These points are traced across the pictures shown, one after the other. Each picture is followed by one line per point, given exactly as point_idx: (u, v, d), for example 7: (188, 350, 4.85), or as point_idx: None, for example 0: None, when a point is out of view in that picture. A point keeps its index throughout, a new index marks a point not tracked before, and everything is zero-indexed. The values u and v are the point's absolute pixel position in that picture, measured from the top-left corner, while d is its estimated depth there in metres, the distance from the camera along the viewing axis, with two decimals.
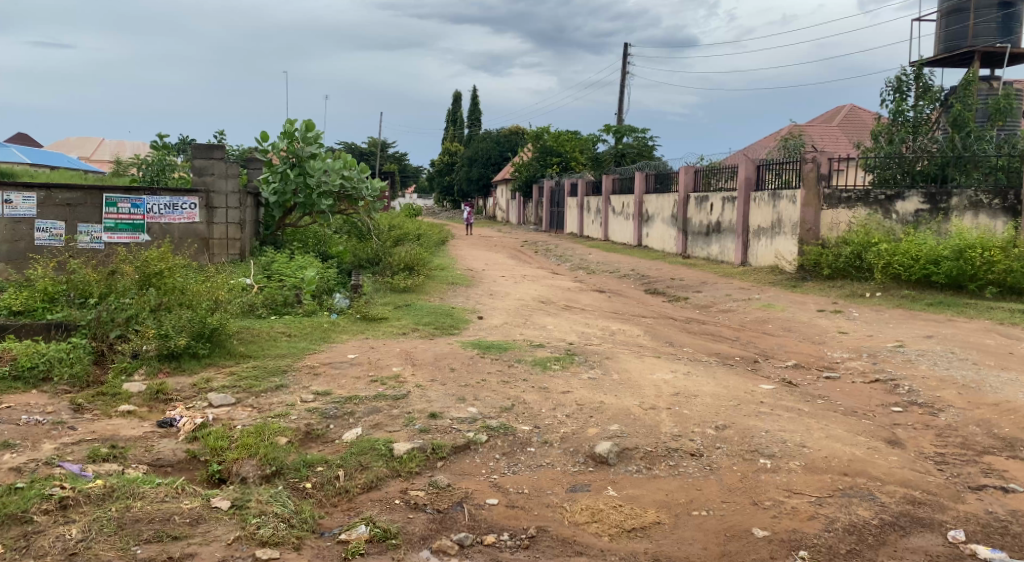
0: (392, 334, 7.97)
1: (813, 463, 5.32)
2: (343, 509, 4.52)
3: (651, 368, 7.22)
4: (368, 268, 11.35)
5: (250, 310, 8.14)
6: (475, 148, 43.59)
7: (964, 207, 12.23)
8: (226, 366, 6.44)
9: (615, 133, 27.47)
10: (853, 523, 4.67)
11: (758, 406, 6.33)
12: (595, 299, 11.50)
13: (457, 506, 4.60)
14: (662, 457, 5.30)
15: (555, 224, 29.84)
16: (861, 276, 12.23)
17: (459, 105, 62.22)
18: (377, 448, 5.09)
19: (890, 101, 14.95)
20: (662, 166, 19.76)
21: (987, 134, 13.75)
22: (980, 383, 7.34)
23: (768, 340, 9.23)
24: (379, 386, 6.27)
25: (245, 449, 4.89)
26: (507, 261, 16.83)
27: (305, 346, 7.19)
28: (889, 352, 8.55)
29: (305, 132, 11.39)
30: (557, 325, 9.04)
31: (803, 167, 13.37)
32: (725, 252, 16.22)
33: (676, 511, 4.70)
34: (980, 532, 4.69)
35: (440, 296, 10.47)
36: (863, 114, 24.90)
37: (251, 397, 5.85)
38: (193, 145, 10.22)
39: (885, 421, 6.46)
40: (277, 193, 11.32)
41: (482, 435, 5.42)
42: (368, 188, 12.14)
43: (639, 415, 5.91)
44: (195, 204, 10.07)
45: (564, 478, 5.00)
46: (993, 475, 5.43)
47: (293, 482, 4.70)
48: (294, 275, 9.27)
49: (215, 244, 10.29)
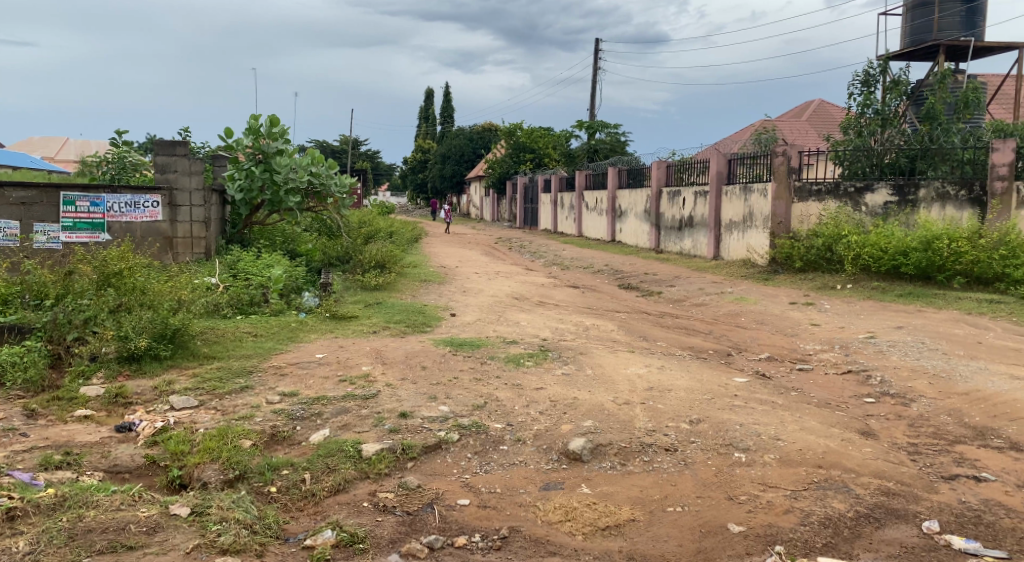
0: (362, 333, 7.81)
1: (788, 456, 5.27)
2: (309, 513, 4.38)
3: (625, 363, 7.15)
4: (339, 266, 11.24)
5: (215, 310, 7.96)
6: (447, 145, 43.34)
7: (931, 199, 12.32)
8: (189, 368, 6.25)
9: (587, 129, 27.45)
10: (828, 516, 4.63)
11: (732, 400, 6.27)
12: (568, 295, 11.44)
13: (428, 507, 4.49)
14: (637, 453, 5.22)
15: (529, 221, 29.77)
16: (832, 269, 12.28)
17: (431, 102, 61.88)
18: (345, 450, 4.95)
19: (859, 93, 14.94)
20: (635, 161, 19.68)
21: (955, 127, 13.76)
22: (950, 372, 7.37)
23: (741, 333, 9.21)
24: (348, 385, 6.13)
25: (207, 453, 4.75)
26: (481, 257, 16.75)
27: (272, 346, 7.02)
28: (861, 343, 8.57)
29: (270, 128, 11.12)
30: (531, 321, 8.95)
31: (774, 161, 13.39)
32: (698, 247, 16.22)
33: (650, 508, 4.62)
34: (954, 522, 4.66)
35: (412, 294, 10.31)
36: (832, 109, 25.01)
37: (215, 399, 5.69)
38: (155, 142, 9.97)
39: (858, 412, 6.44)
40: (243, 190, 11.10)
41: (454, 434, 5.30)
42: (338, 183, 11.72)
43: (613, 410, 5.83)
44: (158, 202, 9.84)
45: (537, 476, 4.90)
46: (965, 464, 5.42)
47: (256, 487, 4.56)
48: (260, 274, 9.03)
49: (179, 244, 9.99)
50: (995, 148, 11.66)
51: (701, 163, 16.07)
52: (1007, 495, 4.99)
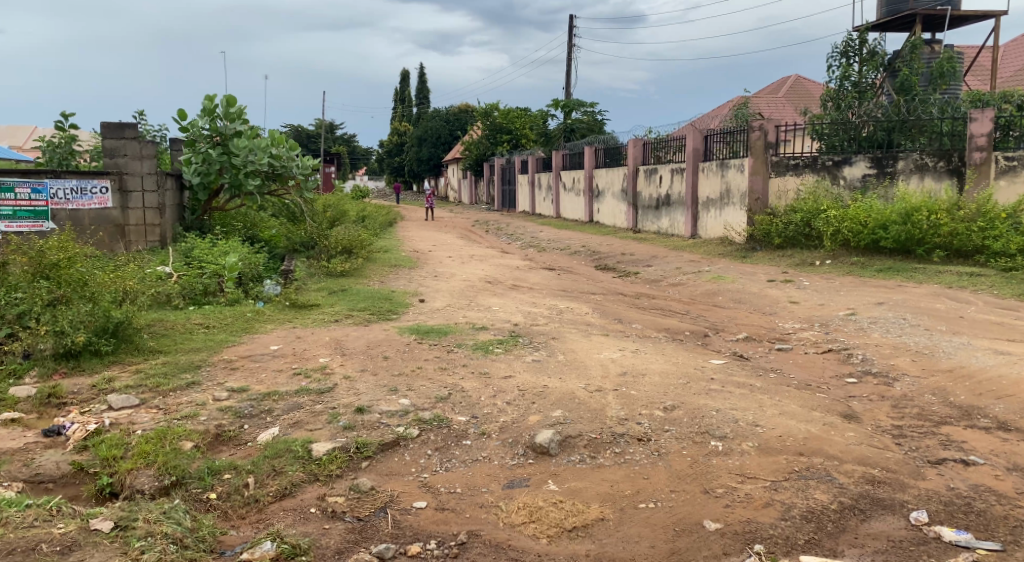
0: (322, 322, 7.46)
1: (768, 444, 4.97)
2: (251, 522, 4.05)
3: (598, 348, 6.83)
4: (303, 252, 10.92)
5: (166, 302, 7.58)
6: (423, 128, 42.74)
7: (910, 171, 12.03)
8: (133, 363, 5.88)
9: (564, 107, 27.05)
10: (811, 509, 4.34)
11: (708, 384, 5.96)
12: (543, 277, 11.10)
13: (381, 512, 4.17)
14: (608, 444, 4.90)
15: (507, 203, 29.40)
16: (811, 245, 12.07)
17: (406, 85, 60.94)
18: (293, 450, 4.60)
19: (837, 66, 14.67)
20: (612, 140, 19.33)
21: (934, 97, 13.39)
22: (934, 348, 7.11)
23: (719, 313, 8.91)
24: (303, 379, 5.76)
25: (141, 458, 4.38)
26: (456, 241, 16.34)
27: (224, 339, 6.62)
28: (841, 320, 8.29)
29: (227, 108, 10.68)
30: (502, 306, 8.61)
31: (751, 135, 13.08)
32: (675, 225, 15.92)
33: (621, 505, 4.32)
34: (943, 512, 4.39)
35: (380, 280, 9.92)
36: (809, 85, 24.62)
37: (158, 397, 5.31)
38: (103, 124, 9.53)
39: (840, 394, 6.17)
40: (201, 174, 10.70)
41: (413, 429, 4.96)
42: (300, 164, 11.21)
43: (583, 399, 5.51)
44: (107, 187, 9.43)
45: (500, 473, 4.58)
46: (952, 447, 5.15)
47: (194, 494, 4.21)
48: (216, 261, 8.61)
49: (131, 231, 9.64)
50: (972, 118, 11.35)
51: (677, 140, 15.72)
52: (998, 480, 4.73)
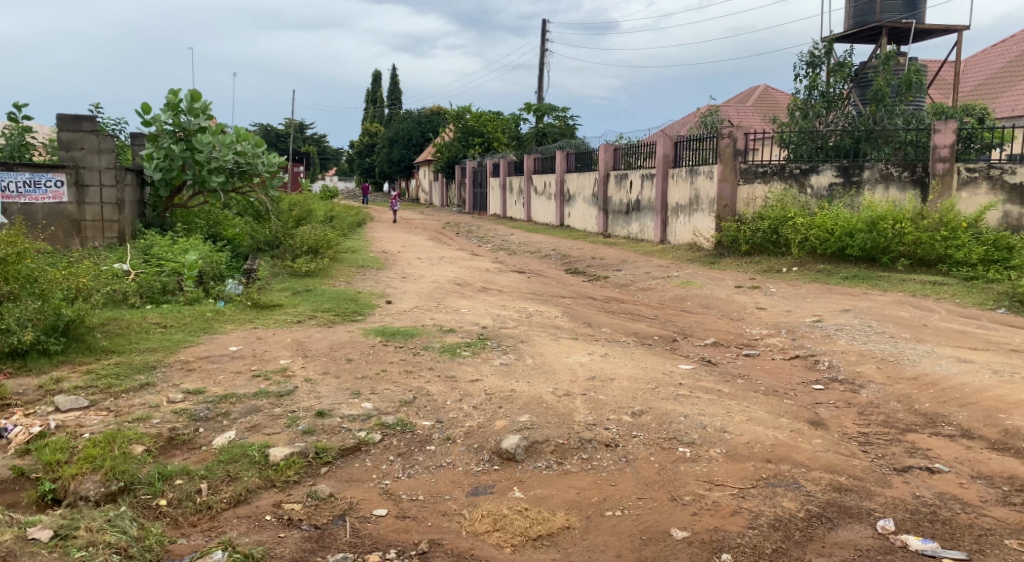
0: (284, 323, 7.28)
1: (735, 450, 4.91)
2: (202, 530, 3.90)
3: (566, 351, 6.74)
4: (267, 251, 10.71)
5: (121, 301, 7.34)
6: (394, 129, 42.52)
7: (875, 180, 12.09)
8: (83, 364, 5.66)
9: (536, 112, 27.01)
10: (778, 517, 4.28)
11: (676, 389, 5.89)
12: (512, 280, 11.00)
13: (339, 520, 4.04)
14: (575, 450, 4.81)
15: (478, 206, 29.29)
16: (778, 252, 12.11)
17: (379, 86, 60.65)
18: (249, 455, 4.44)
19: (805, 75, 14.74)
20: (583, 145, 19.32)
21: (900, 108, 13.53)
22: (899, 356, 7.13)
23: (687, 318, 8.87)
24: (262, 382, 5.59)
25: (87, 462, 4.20)
26: (425, 243, 16.19)
27: (181, 339, 6.42)
28: (808, 327, 8.30)
29: (191, 103, 10.46)
30: (471, 308, 8.48)
31: (720, 142, 13.15)
32: (645, 231, 15.92)
33: (587, 512, 4.22)
34: (909, 520, 4.35)
35: (346, 281, 9.75)
36: (777, 95, 24.82)
37: (109, 399, 5.11)
38: (59, 117, 9.28)
39: (807, 400, 6.14)
40: (163, 170, 10.44)
41: (376, 434, 4.83)
42: (265, 161, 10.99)
43: (551, 403, 5.41)
44: (62, 181, 9.18)
45: (465, 479, 4.46)
46: (918, 455, 5.13)
47: (142, 500, 4.04)
48: (176, 259, 8.38)
49: (88, 227, 9.35)
50: (937, 129, 11.45)
51: (648, 146, 15.73)
52: (962, 488, 4.71)
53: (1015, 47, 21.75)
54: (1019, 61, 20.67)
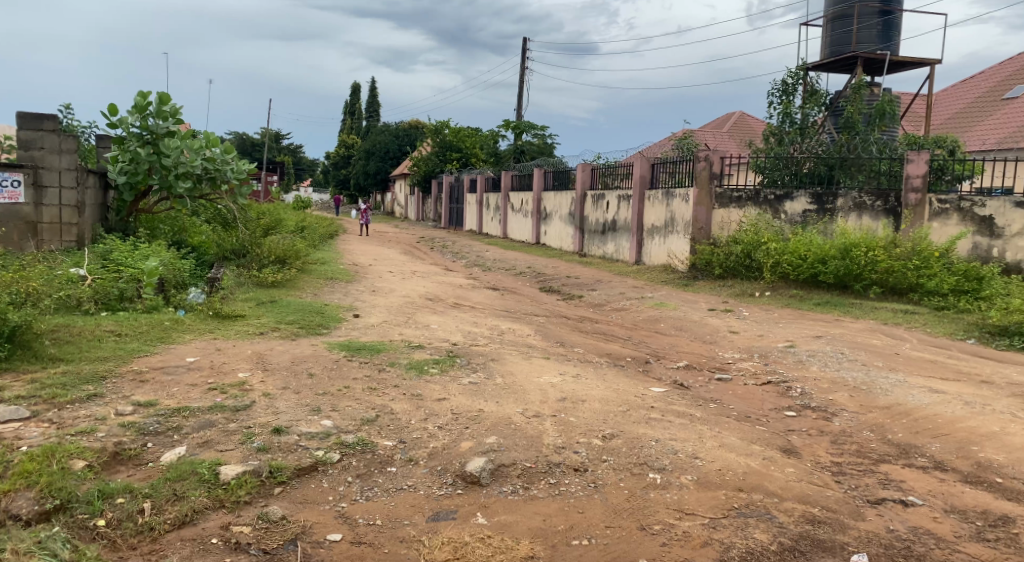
0: (245, 334, 7.02)
1: (707, 478, 4.76)
2: (142, 554, 3.69)
3: (538, 371, 6.57)
4: (234, 260, 10.40)
5: (75, 307, 7.06)
6: (372, 142, 42.30)
7: (849, 208, 12.10)
8: (28, 372, 5.39)
9: (514, 129, 26.98)
10: (749, 549, 4.13)
11: (648, 413, 5.73)
12: (485, 297, 10.83)
13: (290, 544, 3.84)
14: (542, 474, 4.62)
15: (453, 222, 29.10)
16: (751, 276, 12.03)
17: (357, 98, 60.45)
18: (198, 473, 4.20)
19: (779, 103, 14.78)
20: (560, 164, 19.25)
21: (872, 137, 13.58)
22: (871, 384, 7.03)
23: (660, 340, 8.73)
24: (217, 395, 5.35)
25: (22, 478, 3.95)
26: (398, 256, 15.97)
27: (135, 348, 6.16)
28: (781, 352, 8.20)
29: (160, 106, 10.21)
30: (441, 324, 8.29)
31: (696, 165, 13.08)
32: (620, 251, 15.84)
33: (553, 541, 4.04)
34: (883, 556, 4.22)
35: (313, 293, 9.52)
36: (752, 121, 24.99)
37: (52, 410, 4.84)
38: (19, 115, 9.01)
39: (780, 427, 6.01)
40: (128, 174, 10.16)
41: (334, 454, 4.61)
42: (235, 168, 10.75)
43: (520, 425, 5.23)
44: (19, 181, 8.90)
45: (425, 504, 4.26)
46: (891, 487, 5.01)
47: (79, 520, 3.80)
48: (135, 265, 8.11)
49: (45, 229, 9.06)
50: (909, 159, 11.50)
51: (625, 167, 15.68)
52: (936, 522, 4.59)
53: (983, 82, 22.07)
54: (988, 97, 20.96)
